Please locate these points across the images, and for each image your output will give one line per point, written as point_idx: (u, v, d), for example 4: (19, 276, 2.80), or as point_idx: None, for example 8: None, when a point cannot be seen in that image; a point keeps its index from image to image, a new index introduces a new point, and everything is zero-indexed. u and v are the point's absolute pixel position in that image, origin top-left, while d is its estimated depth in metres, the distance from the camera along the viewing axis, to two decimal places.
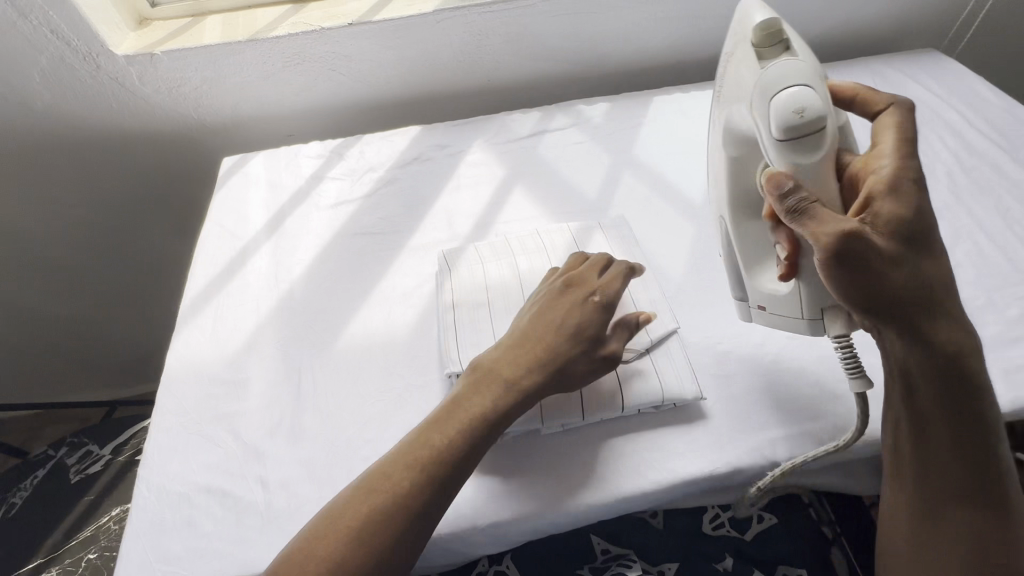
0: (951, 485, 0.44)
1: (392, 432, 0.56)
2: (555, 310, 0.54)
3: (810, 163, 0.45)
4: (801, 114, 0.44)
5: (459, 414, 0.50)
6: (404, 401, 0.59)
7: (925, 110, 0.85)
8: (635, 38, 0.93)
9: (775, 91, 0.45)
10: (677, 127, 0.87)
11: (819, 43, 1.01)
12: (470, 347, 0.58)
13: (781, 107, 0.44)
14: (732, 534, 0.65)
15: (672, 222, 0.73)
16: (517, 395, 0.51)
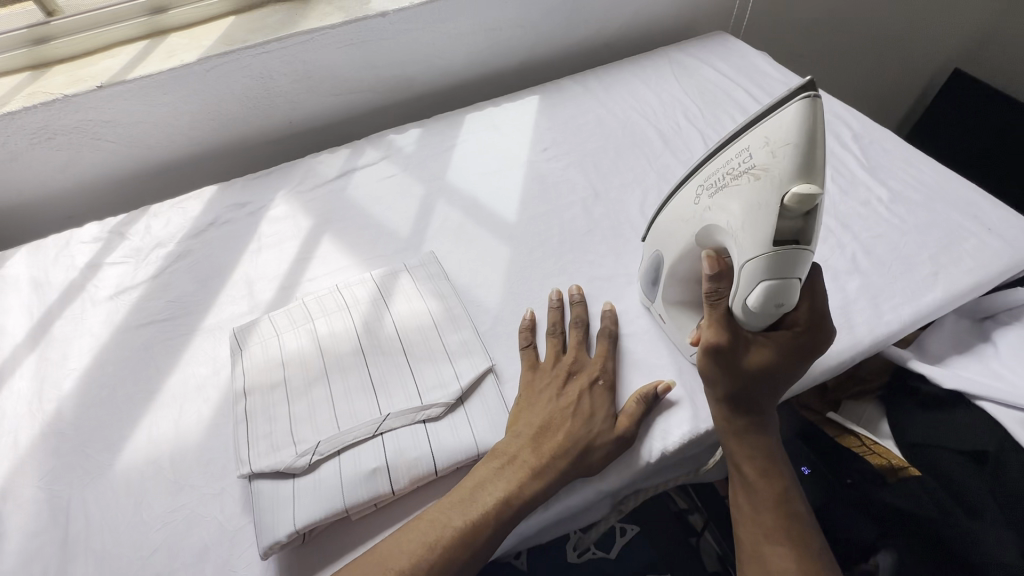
0: (767, 509, 0.47)
1: (182, 560, 0.49)
2: (573, 394, 0.53)
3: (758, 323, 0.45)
4: (780, 309, 0.42)
5: (437, 526, 0.46)
6: (197, 517, 0.51)
7: (717, 92, 0.90)
8: (435, 58, 0.90)
9: (761, 285, 0.41)
10: (489, 144, 0.85)
11: (621, 38, 1.03)
12: (262, 440, 0.52)
13: (764, 297, 0.41)
14: (599, 554, 0.64)
15: (487, 248, 0.71)
16: (530, 493, 0.48)
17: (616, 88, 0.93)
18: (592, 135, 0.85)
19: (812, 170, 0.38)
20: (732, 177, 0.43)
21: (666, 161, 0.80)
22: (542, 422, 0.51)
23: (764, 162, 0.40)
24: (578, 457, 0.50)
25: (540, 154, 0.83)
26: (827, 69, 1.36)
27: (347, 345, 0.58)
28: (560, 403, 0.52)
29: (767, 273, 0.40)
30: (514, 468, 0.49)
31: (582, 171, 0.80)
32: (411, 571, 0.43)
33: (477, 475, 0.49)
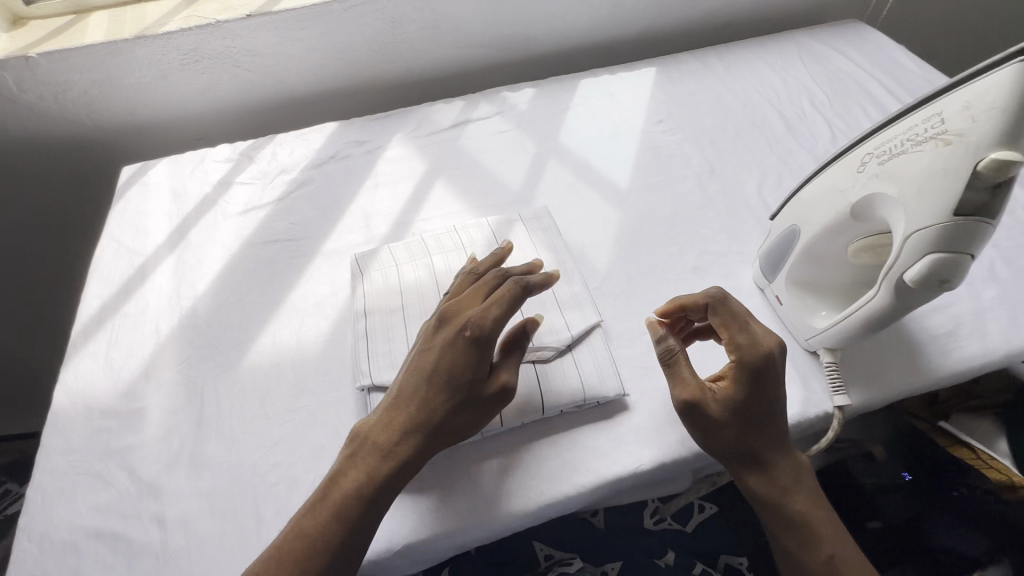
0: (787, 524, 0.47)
1: (302, 454, 0.53)
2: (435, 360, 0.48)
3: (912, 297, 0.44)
4: (942, 285, 0.41)
5: (327, 492, 0.45)
6: (316, 420, 0.55)
7: (848, 81, 0.85)
8: (558, 19, 0.89)
9: (929, 251, 0.40)
10: (604, 110, 0.84)
11: (746, 18, 0.99)
12: (384, 357, 0.55)
13: (928, 271, 0.40)
14: (674, 526, 0.64)
15: (597, 210, 0.71)
16: (383, 473, 0.45)
17: (738, 67, 0.90)
18: (710, 112, 0.83)
19: (1016, 139, 0.37)
20: (912, 143, 0.41)
21: (788, 146, 0.77)
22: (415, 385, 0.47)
23: (958, 128, 0.38)
24: (433, 431, 0.46)
25: (654, 125, 0.81)
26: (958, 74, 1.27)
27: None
28: (434, 356, 0.48)
29: (937, 246, 0.39)
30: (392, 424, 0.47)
31: (698, 146, 0.78)
32: (308, 539, 0.43)
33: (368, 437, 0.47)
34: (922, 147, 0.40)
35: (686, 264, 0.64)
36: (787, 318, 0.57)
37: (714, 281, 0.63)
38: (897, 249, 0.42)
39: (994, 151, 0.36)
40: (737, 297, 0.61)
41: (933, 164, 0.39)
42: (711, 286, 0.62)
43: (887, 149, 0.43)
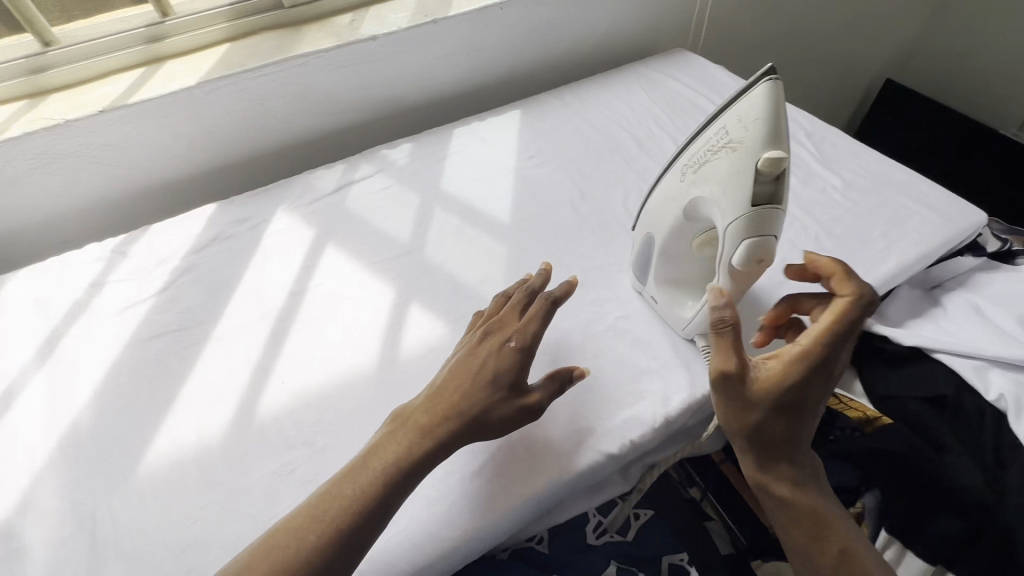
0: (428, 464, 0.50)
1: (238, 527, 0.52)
2: (491, 365, 0.53)
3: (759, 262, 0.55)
4: (760, 264, 0.55)
5: (392, 448, 0.50)
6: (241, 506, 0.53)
7: (681, 102, 0.99)
8: (424, 79, 0.96)
9: (744, 235, 0.53)
10: (477, 154, 0.91)
11: (601, 50, 1.11)
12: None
13: (745, 253, 0.54)
14: (617, 538, 0.69)
15: (485, 248, 0.76)
16: (415, 453, 0.49)
17: (591, 100, 1.01)
18: (573, 141, 0.92)
19: (774, 142, 0.52)
20: (713, 152, 0.56)
21: (642, 162, 0.88)
22: (485, 362, 0.53)
23: (740, 135, 0.53)
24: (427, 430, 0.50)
25: (526, 161, 0.89)
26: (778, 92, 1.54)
27: (370, 355, 0.65)
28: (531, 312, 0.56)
29: (748, 231, 0.53)
30: (476, 354, 0.54)
31: (567, 174, 0.86)
32: (327, 524, 0.45)
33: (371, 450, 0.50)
34: (724, 152, 0.54)
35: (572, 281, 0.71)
36: (664, 305, 0.65)
37: (597, 292, 0.70)
38: (725, 235, 0.55)
39: (766, 153, 0.51)
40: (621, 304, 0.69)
41: (730, 167, 0.54)
42: (595, 298, 0.69)
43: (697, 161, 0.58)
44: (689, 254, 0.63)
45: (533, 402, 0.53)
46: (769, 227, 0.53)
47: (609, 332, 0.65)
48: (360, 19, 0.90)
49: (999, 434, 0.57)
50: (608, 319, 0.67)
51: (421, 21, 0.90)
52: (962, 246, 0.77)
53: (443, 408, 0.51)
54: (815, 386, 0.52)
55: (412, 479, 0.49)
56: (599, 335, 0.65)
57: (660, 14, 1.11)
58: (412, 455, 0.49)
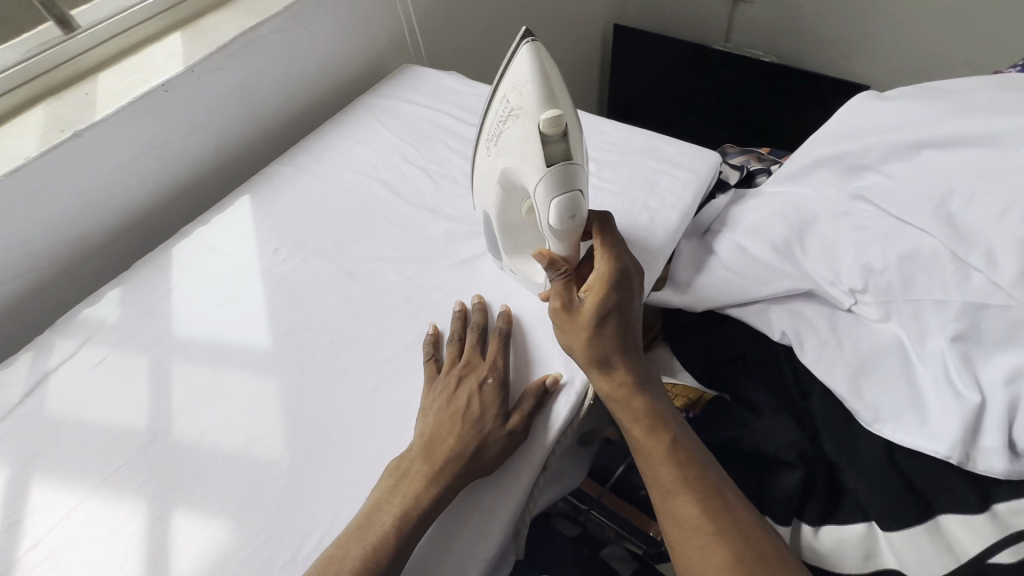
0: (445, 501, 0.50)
1: None
2: (481, 395, 0.55)
3: (581, 217, 0.52)
4: (574, 221, 0.51)
5: (398, 496, 0.49)
6: None
7: (423, 126, 0.92)
8: (105, 202, 0.76)
9: (551, 195, 0.50)
10: (211, 270, 0.74)
11: (321, 92, 0.98)
12: None
13: (560, 213, 0.50)
14: None
15: (252, 391, 0.62)
16: (424, 500, 0.49)
17: (327, 155, 0.89)
18: (321, 212, 0.80)
19: (552, 96, 0.48)
20: (503, 119, 0.52)
21: (402, 210, 0.79)
22: (473, 397, 0.55)
23: (518, 99, 0.50)
24: (436, 470, 0.50)
25: (273, 257, 0.75)
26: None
27: None
28: (495, 346, 0.60)
29: (553, 190, 0.49)
30: (456, 396, 0.55)
31: (324, 256, 0.74)
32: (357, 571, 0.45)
33: (375, 501, 0.50)
34: (513, 121, 0.51)
35: (366, 388, 0.61)
36: (522, 271, 0.64)
37: (396, 391, 0.60)
38: (535, 198, 0.51)
39: (543, 112, 0.47)
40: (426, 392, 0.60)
41: (520, 132, 0.50)
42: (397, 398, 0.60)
43: (495, 130, 0.54)
44: (524, 222, 0.61)
45: (522, 420, 0.55)
46: (578, 182, 0.50)
47: None
48: None
49: (793, 366, 0.62)
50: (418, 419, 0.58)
51: (59, 138, 0.69)
52: (709, 187, 0.81)
53: (442, 453, 0.51)
54: (630, 295, 0.56)
55: (424, 523, 0.49)
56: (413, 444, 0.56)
57: (371, 34, 1.01)
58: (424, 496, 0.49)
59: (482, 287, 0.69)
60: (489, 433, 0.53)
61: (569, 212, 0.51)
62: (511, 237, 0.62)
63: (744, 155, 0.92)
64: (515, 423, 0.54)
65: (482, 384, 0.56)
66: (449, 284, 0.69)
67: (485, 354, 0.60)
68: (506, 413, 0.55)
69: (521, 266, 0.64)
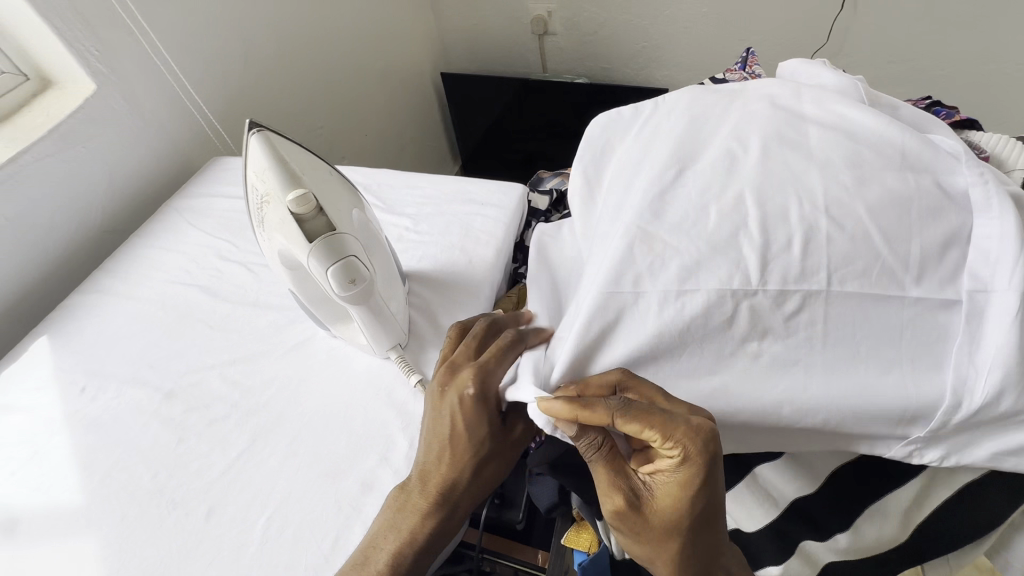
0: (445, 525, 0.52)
1: None
2: (483, 412, 0.52)
3: (365, 278, 0.50)
4: (360, 283, 0.50)
5: (395, 531, 0.51)
6: None
7: (238, 218, 0.89)
8: None
9: (325, 266, 0.48)
10: (5, 431, 0.66)
11: (121, 206, 0.92)
12: None
13: (341, 281, 0.49)
14: None
15: (63, 559, 0.55)
16: (424, 532, 0.50)
17: (136, 270, 0.83)
18: (133, 334, 0.74)
19: (296, 179, 0.48)
20: (260, 209, 0.50)
21: (223, 309, 0.75)
22: (474, 414, 0.51)
23: (267, 187, 0.49)
24: (436, 498, 0.51)
25: (79, 397, 0.68)
26: (362, 131, 1.58)
27: None
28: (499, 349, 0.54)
29: (324, 262, 0.48)
30: (442, 409, 0.52)
31: (139, 380, 0.69)
32: None
33: (377, 530, 0.51)
34: (268, 208, 0.49)
35: (198, 513, 0.56)
36: (349, 339, 0.63)
37: (231, 507, 0.57)
38: (314, 273, 0.49)
39: (291, 195, 0.47)
40: (265, 499, 0.57)
41: (278, 217, 0.49)
42: (233, 514, 0.56)
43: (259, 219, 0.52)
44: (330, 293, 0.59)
45: (520, 429, 0.54)
46: (350, 245, 0.49)
47: (265, 545, 0.53)
48: None
49: None
50: (258, 531, 0.55)
51: None
52: (523, 217, 0.86)
53: (442, 480, 0.51)
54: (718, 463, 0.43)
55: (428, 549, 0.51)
56: (256, 558, 0.53)
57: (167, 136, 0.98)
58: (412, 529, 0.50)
59: (313, 369, 0.67)
60: (494, 454, 0.53)
61: (351, 275, 0.49)
62: (323, 311, 0.60)
63: (557, 177, 0.99)
64: (514, 433, 0.54)
65: (489, 399, 0.52)
66: (278, 375, 0.67)
67: (489, 362, 0.53)
68: (506, 426, 0.54)
69: (345, 333, 0.63)
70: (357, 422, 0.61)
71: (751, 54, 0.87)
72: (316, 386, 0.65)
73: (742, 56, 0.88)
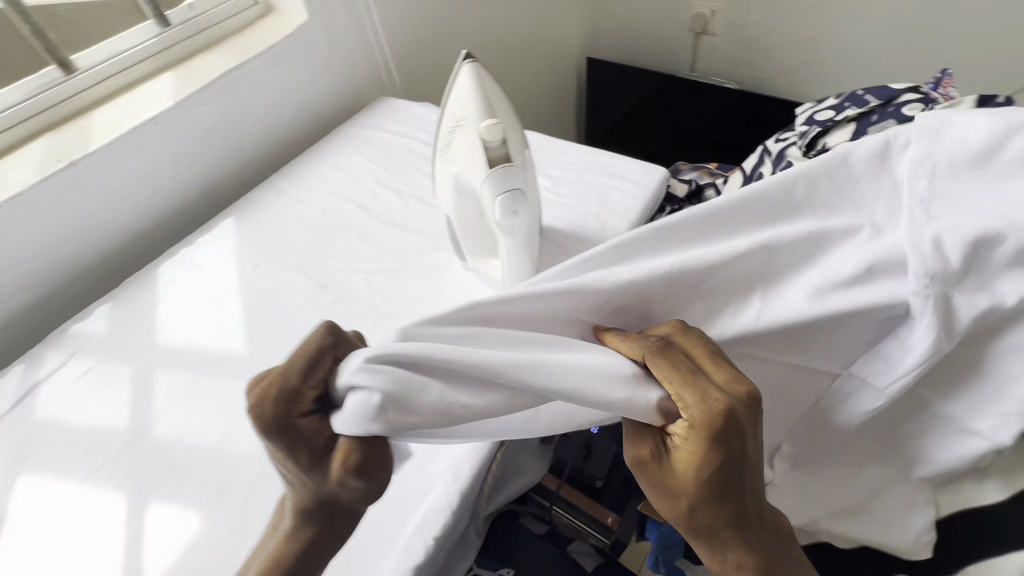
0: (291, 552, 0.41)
1: None
2: (298, 422, 0.39)
3: (524, 214, 0.55)
4: (519, 217, 0.55)
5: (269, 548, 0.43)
6: None
7: (396, 152, 0.98)
8: (95, 223, 0.81)
9: (495, 194, 0.53)
10: (194, 286, 0.79)
11: (302, 124, 1.06)
12: None
13: (505, 211, 0.54)
14: None
15: (225, 394, 0.66)
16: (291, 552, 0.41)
17: (307, 180, 0.95)
18: (299, 231, 0.85)
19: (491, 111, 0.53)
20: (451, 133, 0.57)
21: (374, 226, 0.84)
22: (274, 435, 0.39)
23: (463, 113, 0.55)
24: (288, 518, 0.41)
25: (252, 272, 0.80)
26: None
27: None
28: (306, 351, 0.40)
29: (495, 189, 0.53)
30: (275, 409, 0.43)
31: (299, 270, 0.79)
32: None
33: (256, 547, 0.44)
34: (459, 132, 0.55)
35: None
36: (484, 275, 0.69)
37: None
38: (483, 198, 0.55)
39: (485, 123, 0.52)
40: None
41: (466, 142, 0.55)
42: None
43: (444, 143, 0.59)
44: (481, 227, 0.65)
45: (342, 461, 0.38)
46: (520, 181, 0.54)
47: None
48: None
49: None
50: None
51: (56, 166, 0.75)
52: (659, 201, 0.86)
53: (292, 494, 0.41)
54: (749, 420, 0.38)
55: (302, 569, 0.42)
56: None
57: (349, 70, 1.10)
58: (305, 536, 0.42)
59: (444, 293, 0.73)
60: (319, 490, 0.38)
61: (514, 208, 0.54)
62: (470, 242, 0.66)
63: (697, 171, 0.98)
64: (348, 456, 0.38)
65: (286, 417, 0.39)
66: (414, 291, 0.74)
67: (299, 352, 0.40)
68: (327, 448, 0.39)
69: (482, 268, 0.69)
70: None
71: (948, 75, 0.80)
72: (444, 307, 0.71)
73: (937, 77, 0.81)
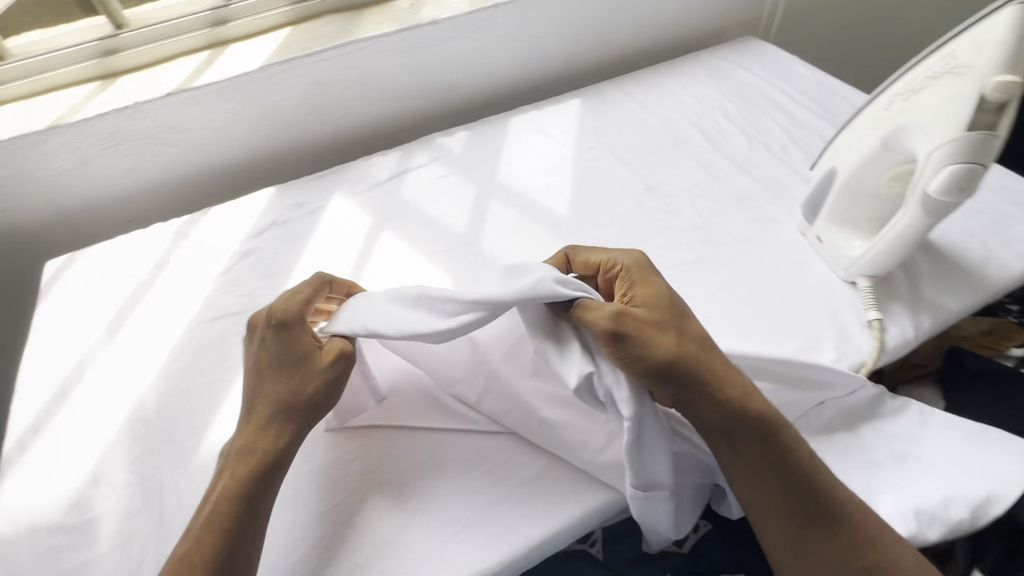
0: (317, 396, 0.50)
1: (294, 513, 0.51)
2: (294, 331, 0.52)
3: (965, 189, 0.53)
4: (961, 191, 0.53)
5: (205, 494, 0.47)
6: (298, 491, 0.52)
7: (751, 93, 0.93)
8: (482, 63, 0.93)
9: (954, 156, 0.52)
10: (535, 144, 0.88)
11: (663, 38, 1.06)
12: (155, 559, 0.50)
13: (950, 179, 0.53)
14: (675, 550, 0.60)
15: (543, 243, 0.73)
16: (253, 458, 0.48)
17: (654, 91, 0.96)
18: (635, 134, 0.88)
19: (1014, 67, 0.49)
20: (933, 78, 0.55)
21: (710, 156, 0.82)
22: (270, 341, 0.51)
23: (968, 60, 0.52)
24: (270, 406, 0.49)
25: (586, 153, 0.85)
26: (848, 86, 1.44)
27: None
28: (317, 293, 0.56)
29: (962, 151, 0.51)
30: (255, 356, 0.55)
31: (628, 167, 0.82)
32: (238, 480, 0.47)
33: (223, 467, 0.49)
34: (948, 79, 0.53)
35: None
36: (828, 245, 0.66)
37: None
38: (933, 155, 0.53)
39: (999, 77, 0.49)
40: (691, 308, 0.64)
41: (953, 90, 0.53)
42: None
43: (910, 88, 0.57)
44: (874, 192, 0.62)
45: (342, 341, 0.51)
46: (986, 156, 0.52)
47: None
48: (421, 3, 0.88)
49: None
50: None
51: (483, 4, 0.87)
52: None
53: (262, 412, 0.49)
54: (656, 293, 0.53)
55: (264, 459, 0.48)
56: None
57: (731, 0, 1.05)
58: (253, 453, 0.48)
59: (770, 246, 0.69)
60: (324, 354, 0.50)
61: (958, 180, 0.52)
62: (848, 201, 0.64)
63: None
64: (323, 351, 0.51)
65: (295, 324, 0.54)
66: (739, 231, 0.71)
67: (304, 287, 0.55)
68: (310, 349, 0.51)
69: (835, 236, 0.65)
70: (792, 310, 0.63)
71: None
72: (765, 259, 0.68)
73: None
